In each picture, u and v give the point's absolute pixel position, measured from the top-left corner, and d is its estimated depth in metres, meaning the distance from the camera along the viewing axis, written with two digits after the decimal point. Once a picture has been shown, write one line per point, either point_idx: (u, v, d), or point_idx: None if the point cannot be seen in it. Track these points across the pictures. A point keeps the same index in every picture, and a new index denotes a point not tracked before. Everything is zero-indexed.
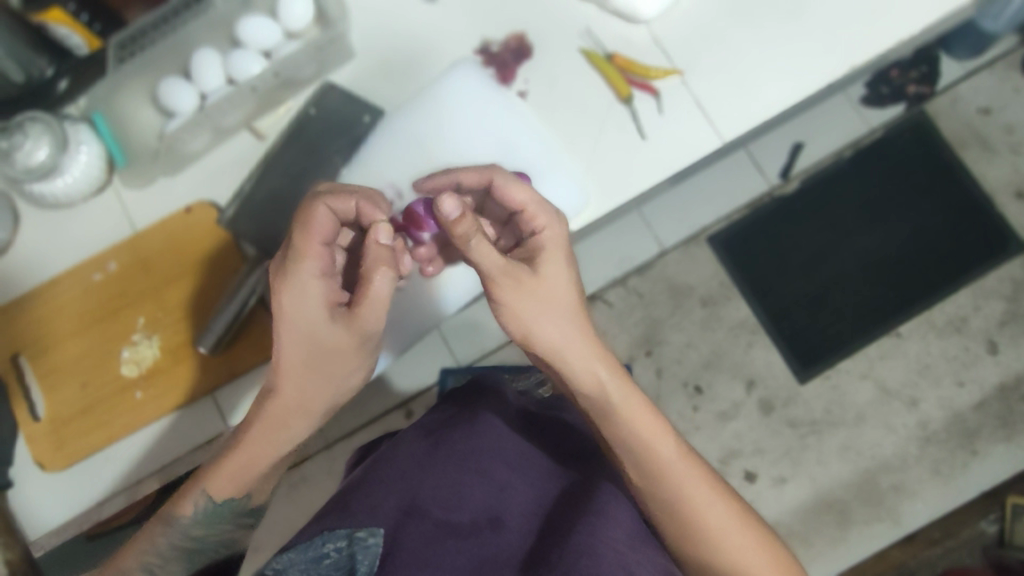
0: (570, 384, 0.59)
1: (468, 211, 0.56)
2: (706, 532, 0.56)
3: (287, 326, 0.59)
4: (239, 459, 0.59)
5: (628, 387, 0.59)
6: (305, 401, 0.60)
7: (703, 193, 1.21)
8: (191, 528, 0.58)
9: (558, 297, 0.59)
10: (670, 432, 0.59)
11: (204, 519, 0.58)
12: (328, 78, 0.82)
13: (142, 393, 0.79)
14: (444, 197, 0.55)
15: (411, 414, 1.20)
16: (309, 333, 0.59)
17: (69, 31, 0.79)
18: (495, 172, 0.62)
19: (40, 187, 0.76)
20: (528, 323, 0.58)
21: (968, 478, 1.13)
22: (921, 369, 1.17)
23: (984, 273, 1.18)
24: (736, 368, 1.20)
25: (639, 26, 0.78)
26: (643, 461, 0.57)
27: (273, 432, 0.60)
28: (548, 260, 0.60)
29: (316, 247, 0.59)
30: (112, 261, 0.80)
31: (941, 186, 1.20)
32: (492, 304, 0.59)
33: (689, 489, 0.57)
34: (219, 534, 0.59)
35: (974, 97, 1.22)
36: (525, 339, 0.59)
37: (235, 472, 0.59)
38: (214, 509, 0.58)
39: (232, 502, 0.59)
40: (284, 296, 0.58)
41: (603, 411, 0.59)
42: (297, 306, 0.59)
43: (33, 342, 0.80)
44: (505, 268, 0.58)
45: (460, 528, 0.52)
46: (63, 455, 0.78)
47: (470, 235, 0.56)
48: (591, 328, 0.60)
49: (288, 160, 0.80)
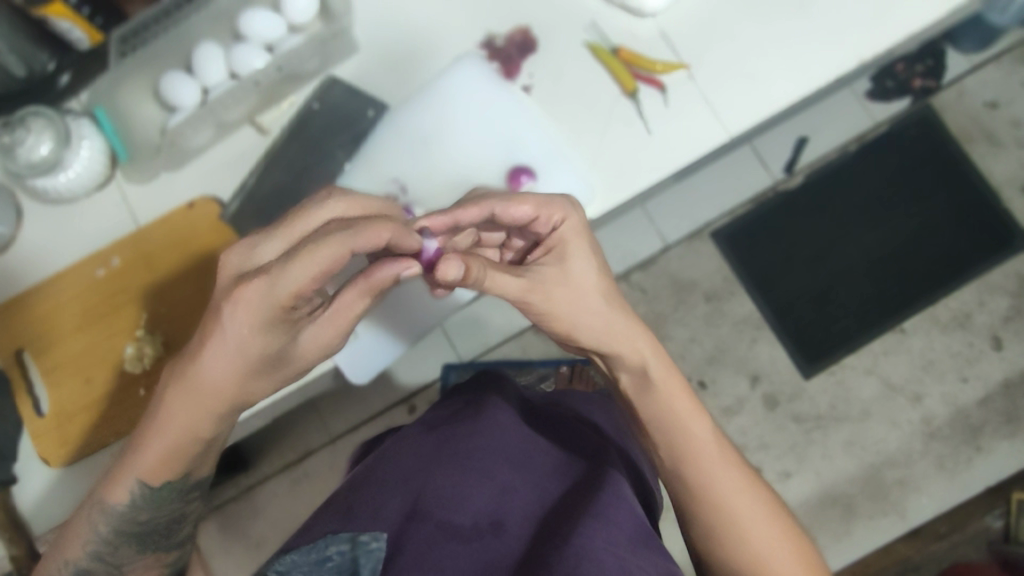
0: (614, 365, 0.62)
1: (471, 261, 0.53)
2: (729, 512, 0.56)
3: (242, 336, 0.54)
4: (170, 434, 0.59)
5: (672, 369, 0.62)
6: (242, 388, 0.58)
7: (706, 187, 1.21)
8: (133, 515, 0.63)
9: (584, 286, 0.60)
10: (702, 414, 0.61)
11: (145, 505, 0.63)
12: (331, 72, 0.81)
13: (145, 390, 0.77)
14: (444, 264, 0.52)
15: (414, 409, 1.19)
16: (261, 349, 0.55)
17: (71, 24, 0.78)
18: (491, 202, 0.59)
19: (43, 182, 0.76)
20: (568, 323, 0.60)
21: (972, 474, 1.13)
22: (925, 365, 1.17)
23: (990, 268, 1.18)
24: (740, 364, 1.19)
25: (645, 19, 0.78)
26: (672, 433, 0.60)
27: (208, 408, 0.58)
28: (573, 258, 0.61)
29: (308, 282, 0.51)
30: (115, 256, 0.79)
31: (949, 181, 1.19)
32: (527, 311, 0.60)
33: (713, 473, 0.58)
34: (165, 514, 0.65)
35: (981, 91, 1.21)
36: (569, 335, 0.61)
37: (162, 451, 0.60)
38: (152, 495, 0.63)
39: (172, 485, 0.63)
40: (247, 315, 0.52)
41: (643, 390, 0.61)
42: (259, 326, 0.53)
43: (36, 338, 0.78)
44: (527, 281, 0.58)
45: (461, 530, 0.52)
46: (68, 453, 0.76)
47: (482, 276, 0.55)
48: (628, 322, 0.61)
49: (291, 155, 0.79)
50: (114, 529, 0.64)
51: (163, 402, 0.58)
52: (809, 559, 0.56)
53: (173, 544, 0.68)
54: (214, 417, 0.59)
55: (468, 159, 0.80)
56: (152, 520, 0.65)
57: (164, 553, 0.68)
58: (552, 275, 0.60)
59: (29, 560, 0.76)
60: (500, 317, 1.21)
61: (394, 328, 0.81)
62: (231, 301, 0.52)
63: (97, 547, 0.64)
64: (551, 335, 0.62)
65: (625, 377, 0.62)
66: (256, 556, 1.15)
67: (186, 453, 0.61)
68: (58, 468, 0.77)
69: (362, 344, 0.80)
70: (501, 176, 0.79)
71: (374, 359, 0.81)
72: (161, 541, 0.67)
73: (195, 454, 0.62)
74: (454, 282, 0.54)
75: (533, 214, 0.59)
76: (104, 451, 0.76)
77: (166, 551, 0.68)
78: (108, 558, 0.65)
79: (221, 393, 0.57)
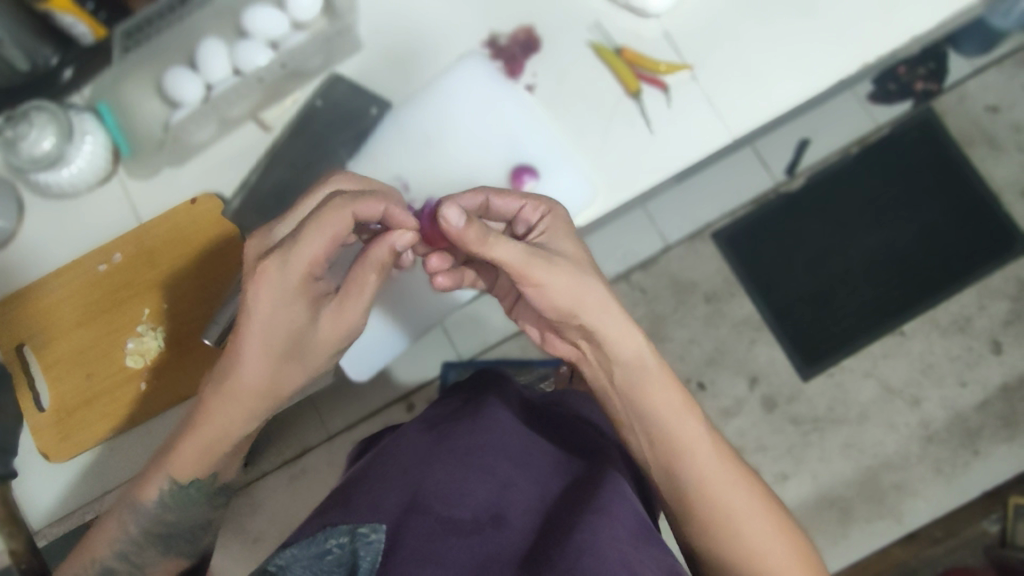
0: (610, 356, 0.61)
1: (472, 215, 0.54)
2: (726, 508, 0.57)
3: (265, 324, 0.58)
4: (204, 435, 0.62)
5: (664, 364, 0.62)
6: (275, 380, 0.62)
7: (708, 188, 1.21)
8: (158, 514, 0.64)
9: (581, 267, 0.60)
10: (695, 409, 0.61)
11: (172, 507, 0.64)
12: (334, 69, 0.81)
13: (147, 384, 0.76)
14: (446, 208, 0.53)
15: (412, 407, 1.19)
16: (286, 330, 0.59)
17: (75, 19, 0.78)
18: (484, 189, 0.63)
19: (45, 177, 0.76)
20: (568, 302, 0.58)
21: (969, 478, 1.14)
22: (923, 368, 1.17)
23: (990, 272, 1.18)
24: (739, 365, 1.19)
25: (649, 20, 0.78)
26: (669, 431, 0.59)
27: (246, 401, 0.61)
28: (562, 241, 0.62)
29: (320, 248, 0.57)
30: (118, 251, 0.79)
31: (949, 184, 1.20)
32: (522, 281, 0.58)
33: (708, 470, 0.58)
34: (189, 516, 0.66)
35: (983, 95, 1.21)
36: (569, 315, 0.59)
37: (196, 451, 0.62)
38: (180, 495, 0.64)
39: (198, 484, 0.64)
40: (264, 290, 0.57)
41: (639, 382, 0.60)
42: (277, 303, 0.58)
43: (36, 333, 0.78)
44: (527, 250, 0.57)
45: (461, 524, 0.52)
46: (66, 447, 0.76)
47: (484, 233, 0.55)
48: (622, 313, 0.60)
49: (292, 151, 0.79)
50: (142, 529, 0.64)
51: (201, 398, 0.62)
52: (802, 553, 0.57)
53: (195, 550, 0.68)
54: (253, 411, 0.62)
55: (471, 158, 0.80)
56: (177, 522, 0.65)
57: (184, 558, 0.68)
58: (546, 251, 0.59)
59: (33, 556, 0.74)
60: (500, 317, 1.21)
61: (395, 325, 0.81)
62: (252, 280, 0.57)
63: (124, 545, 0.64)
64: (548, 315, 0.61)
65: (617, 370, 0.61)
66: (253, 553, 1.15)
67: (218, 452, 0.63)
68: (58, 462, 0.77)
69: (363, 339, 0.80)
70: (501, 177, 0.79)
71: (375, 355, 0.81)
72: (184, 545, 0.67)
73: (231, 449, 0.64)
74: (454, 233, 0.54)
75: (521, 203, 0.63)
76: (106, 446, 0.77)
77: (188, 557, 0.68)
78: (133, 559, 0.64)
79: (254, 388, 0.61)
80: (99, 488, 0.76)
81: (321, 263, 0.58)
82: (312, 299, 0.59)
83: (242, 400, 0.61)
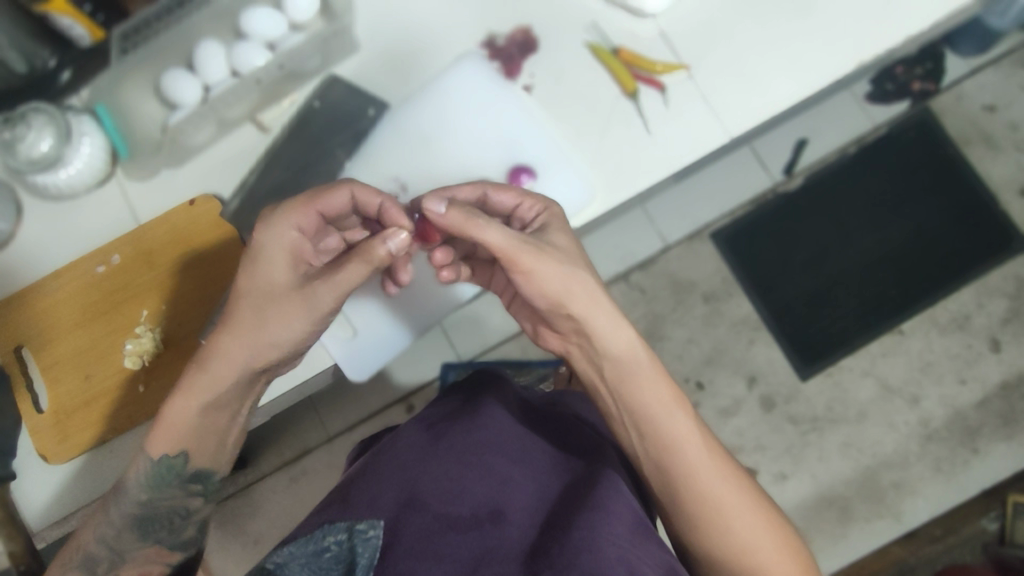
0: (603, 351, 0.61)
1: (454, 205, 0.58)
2: (717, 503, 0.57)
3: (247, 273, 0.61)
4: (177, 408, 0.61)
5: (654, 357, 0.62)
6: (239, 342, 0.60)
7: (707, 189, 1.21)
8: (136, 494, 0.62)
9: (572, 258, 0.61)
10: (688, 406, 0.61)
11: (147, 484, 0.62)
12: (332, 70, 0.81)
13: (145, 386, 0.76)
14: (429, 199, 0.59)
15: (411, 408, 1.20)
16: (264, 282, 0.61)
17: (73, 21, 0.78)
18: (484, 185, 0.65)
19: (43, 178, 0.76)
20: (556, 290, 0.59)
21: (968, 476, 1.14)
22: (922, 367, 1.17)
23: (988, 270, 1.18)
24: (737, 364, 1.20)
25: (646, 20, 0.78)
26: (663, 428, 0.59)
27: (212, 365, 0.60)
28: (557, 233, 0.63)
29: (310, 211, 0.63)
30: (116, 253, 0.79)
31: (946, 183, 1.20)
32: (512, 270, 0.59)
33: (700, 466, 0.58)
34: (166, 500, 0.63)
35: (980, 95, 1.21)
36: (558, 305, 0.60)
37: (179, 426, 0.61)
38: (154, 474, 0.62)
39: (168, 461, 0.62)
40: (258, 239, 0.62)
41: (629, 376, 0.60)
42: (263, 253, 0.61)
43: (35, 334, 0.78)
44: (515, 238, 0.58)
45: (460, 521, 0.52)
46: (64, 449, 0.76)
47: (470, 217, 0.57)
48: (613, 305, 0.61)
49: (291, 154, 0.80)
50: (120, 510, 0.63)
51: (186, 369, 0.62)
52: (793, 547, 0.58)
53: (180, 541, 0.64)
54: (214, 381, 0.60)
55: (471, 158, 0.80)
56: (154, 504, 0.63)
57: (166, 550, 0.64)
58: (540, 243, 0.60)
59: (27, 556, 0.73)
60: (499, 317, 1.21)
61: (395, 324, 0.81)
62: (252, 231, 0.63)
63: (105, 528, 0.62)
64: (541, 306, 0.61)
65: (607, 364, 0.61)
66: (252, 554, 1.15)
67: (185, 428, 0.61)
68: (57, 464, 0.76)
69: (363, 339, 0.80)
70: (499, 178, 0.79)
71: (374, 355, 0.81)
72: (164, 533, 0.64)
73: (197, 430, 0.62)
74: (437, 222, 0.58)
75: (517, 199, 0.65)
76: (104, 447, 0.76)
77: (170, 550, 0.64)
78: (111, 543, 0.62)
79: (220, 349, 0.60)
80: (99, 490, 0.76)
81: (309, 225, 0.63)
82: (297, 259, 0.62)
83: (217, 377, 0.60)
